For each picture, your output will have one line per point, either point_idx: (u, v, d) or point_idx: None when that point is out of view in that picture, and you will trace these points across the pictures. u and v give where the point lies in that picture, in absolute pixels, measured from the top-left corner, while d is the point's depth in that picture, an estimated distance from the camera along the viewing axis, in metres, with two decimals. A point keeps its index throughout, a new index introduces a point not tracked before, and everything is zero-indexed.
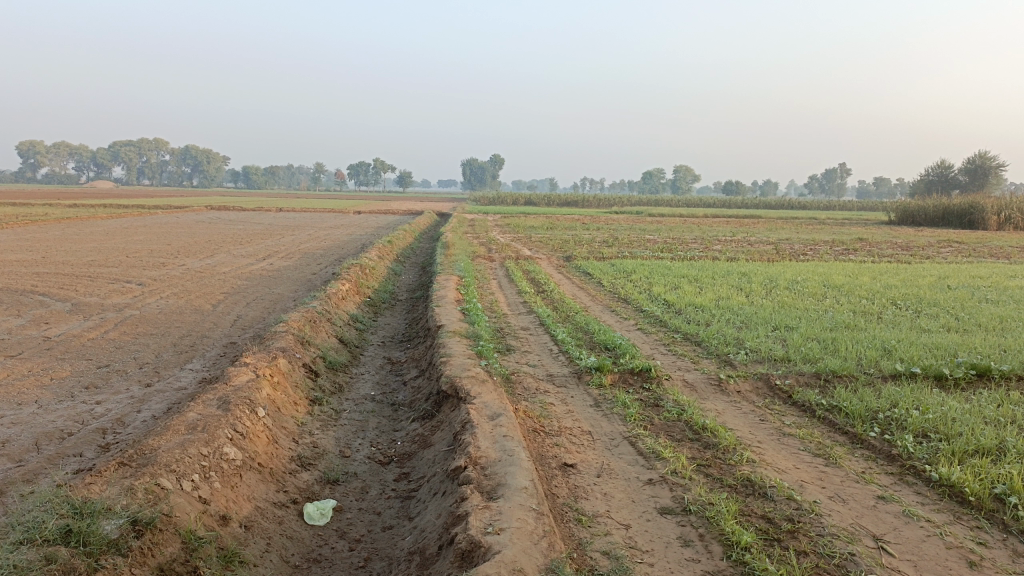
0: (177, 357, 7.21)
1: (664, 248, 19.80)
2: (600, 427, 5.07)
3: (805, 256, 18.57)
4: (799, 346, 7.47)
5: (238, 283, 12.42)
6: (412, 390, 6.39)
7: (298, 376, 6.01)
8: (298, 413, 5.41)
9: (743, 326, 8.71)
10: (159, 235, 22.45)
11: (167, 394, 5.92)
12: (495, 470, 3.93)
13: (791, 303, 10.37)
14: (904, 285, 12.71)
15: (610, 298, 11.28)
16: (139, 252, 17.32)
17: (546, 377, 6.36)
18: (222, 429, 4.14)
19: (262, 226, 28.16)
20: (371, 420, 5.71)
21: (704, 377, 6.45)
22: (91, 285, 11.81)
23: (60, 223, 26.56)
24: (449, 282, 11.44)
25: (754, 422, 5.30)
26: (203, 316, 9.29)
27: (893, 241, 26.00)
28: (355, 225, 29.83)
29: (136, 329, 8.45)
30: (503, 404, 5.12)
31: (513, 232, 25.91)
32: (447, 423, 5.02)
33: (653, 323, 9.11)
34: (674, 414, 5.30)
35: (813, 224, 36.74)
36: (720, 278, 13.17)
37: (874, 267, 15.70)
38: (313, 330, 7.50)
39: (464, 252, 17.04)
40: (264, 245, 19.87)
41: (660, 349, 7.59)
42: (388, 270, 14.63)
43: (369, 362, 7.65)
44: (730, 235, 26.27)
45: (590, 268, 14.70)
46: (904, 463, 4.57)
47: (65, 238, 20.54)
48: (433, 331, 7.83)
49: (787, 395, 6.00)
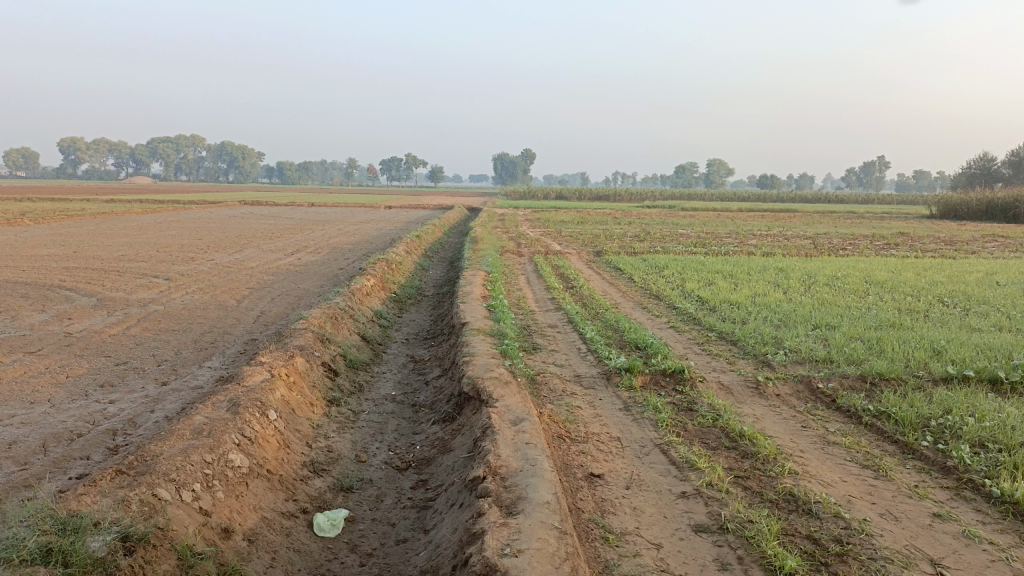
0: (196, 354, 7.05)
1: (697, 243, 19.33)
2: (629, 433, 4.77)
3: (843, 251, 17.98)
4: (842, 346, 7.07)
5: (264, 278, 12.30)
6: (434, 390, 6.14)
7: (316, 376, 5.80)
8: (314, 415, 5.19)
9: (782, 324, 8.33)
10: (190, 230, 22.60)
11: (183, 393, 5.75)
12: (515, 481, 3.66)
13: (832, 300, 9.93)
14: (950, 282, 12.15)
15: (642, 294, 10.94)
16: (168, 246, 17.35)
17: (573, 378, 6.07)
18: (229, 434, 3.93)
19: (293, 221, 28.26)
20: (390, 423, 5.48)
21: (740, 380, 6.11)
22: (118, 280, 11.76)
23: (96, 218, 26.86)
24: (475, 277, 11.18)
25: (795, 429, 4.96)
26: (226, 312, 9.16)
27: (935, 235, 25.20)
28: (385, 220, 29.76)
29: (158, 325, 8.33)
30: (526, 408, 4.85)
31: (543, 226, 25.55)
32: (468, 428, 4.76)
33: (686, 321, 8.76)
34: (709, 419, 4.98)
35: (851, 219, 35.87)
36: (755, 273, 12.75)
37: (917, 263, 15.10)
38: (334, 327, 7.29)
39: (494, 247, 16.80)
40: (293, 240, 19.85)
41: (693, 348, 7.26)
42: (415, 265, 14.42)
43: (392, 360, 7.43)
44: (765, 230, 25.63)
45: (621, 263, 14.35)
46: (961, 477, 4.20)
47: (98, 233, 20.71)
48: (457, 328, 7.58)
49: (830, 399, 5.64)
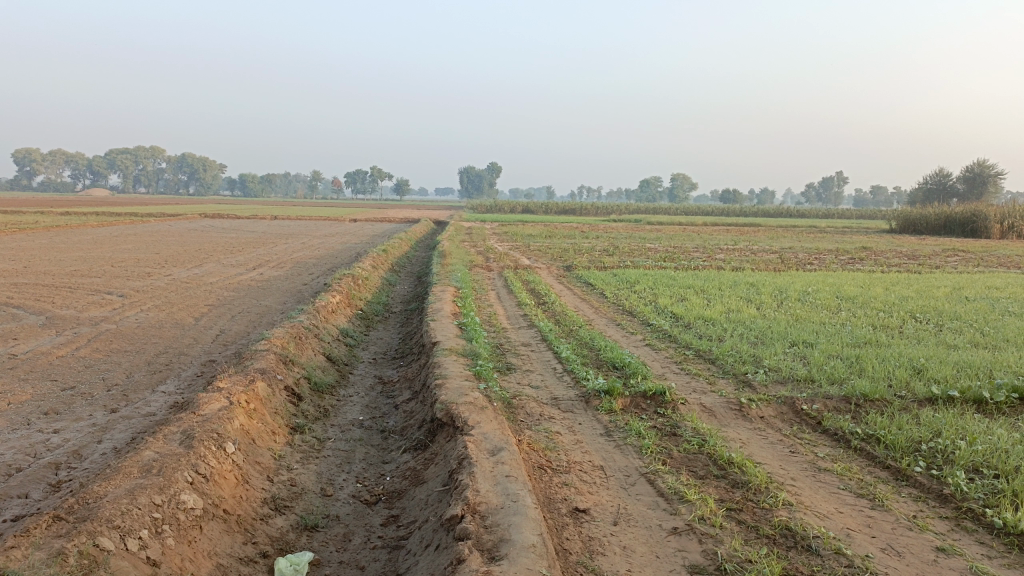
0: (150, 377, 6.64)
1: (666, 258, 19.26)
2: (613, 461, 4.52)
3: (811, 265, 18.04)
4: (822, 365, 6.92)
5: (224, 294, 11.84)
6: (404, 415, 5.84)
7: (278, 401, 5.46)
8: (276, 445, 4.86)
9: (759, 342, 8.17)
10: (147, 243, 21.94)
11: (134, 421, 5.36)
12: (496, 521, 3.39)
13: (806, 316, 9.82)
14: (920, 297, 12.16)
15: (614, 310, 10.74)
16: (125, 261, 16.77)
17: (550, 401, 5.82)
18: (182, 472, 3.59)
19: (255, 234, 27.65)
20: (358, 451, 5.16)
21: (722, 401, 5.90)
22: (70, 297, 11.24)
23: (49, 231, 25.99)
24: (445, 293, 10.88)
25: (783, 455, 4.75)
26: (183, 331, 8.73)
27: (897, 250, 25.54)
28: (351, 234, 29.29)
29: (110, 346, 7.89)
30: (504, 436, 4.57)
31: (511, 241, 25.36)
32: (442, 458, 4.48)
33: (662, 338, 8.56)
34: (695, 445, 4.76)
35: (815, 233, 36.29)
36: (727, 289, 12.64)
37: (884, 278, 15.16)
38: (298, 347, 6.93)
39: (462, 261, 16.52)
40: (255, 254, 19.35)
41: (672, 367, 7.05)
42: (381, 280, 14.07)
43: (359, 382, 7.10)
44: (732, 245, 25.71)
45: (592, 278, 14.16)
46: (959, 505, 4.02)
47: (50, 247, 19.99)
48: (427, 348, 7.28)
49: (816, 422, 5.46)
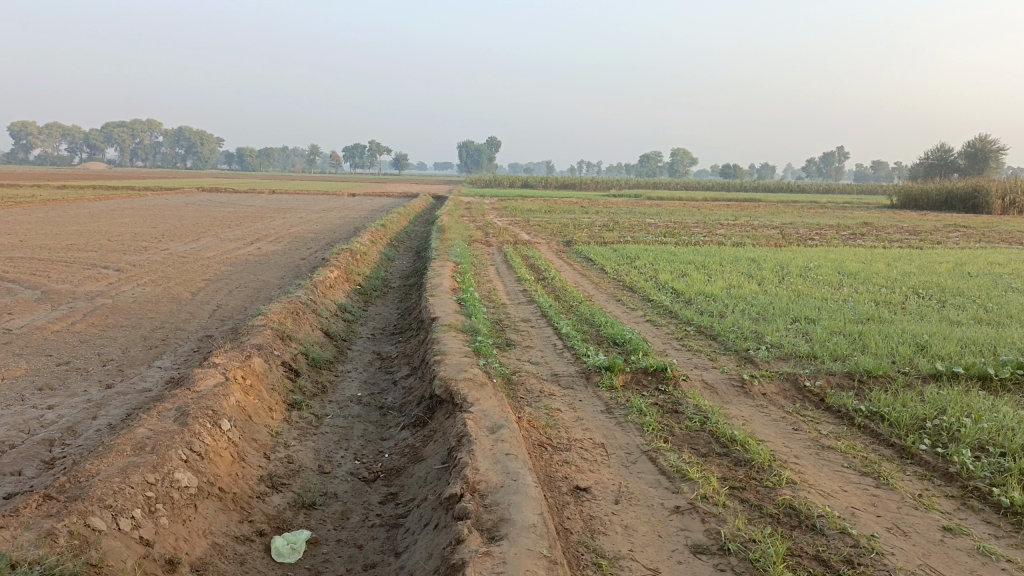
0: (145, 352, 6.57)
1: (666, 233, 19.13)
2: (614, 439, 4.47)
3: (812, 240, 17.94)
4: (825, 341, 6.85)
5: (221, 268, 11.75)
6: (402, 392, 5.78)
7: (275, 378, 5.39)
8: (273, 421, 4.80)
9: (760, 317, 8.10)
10: (144, 217, 21.81)
11: (129, 398, 5.30)
12: (496, 500, 3.33)
13: (808, 292, 9.74)
14: (922, 272, 12.08)
15: (615, 286, 10.66)
16: (121, 235, 16.64)
17: (551, 377, 5.75)
18: (176, 450, 3.53)
19: (253, 208, 27.50)
20: (356, 427, 5.10)
21: (724, 378, 5.83)
22: (66, 271, 11.15)
23: (46, 205, 25.82)
24: (443, 268, 10.78)
25: (787, 433, 4.69)
26: (180, 306, 8.65)
27: (899, 225, 25.46)
28: (349, 208, 29.11)
29: (106, 321, 7.81)
30: (504, 413, 4.50)
31: (510, 215, 25.21)
32: (442, 435, 4.42)
33: (663, 314, 8.49)
34: (697, 422, 4.70)
35: (816, 208, 36.14)
36: (728, 264, 12.56)
37: (886, 254, 15.05)
38: (295, 323, 6.86)
39: (461, 236, 16.42)
40: (253, 228, 19.21)
41: (673, 343, 6.98)
42: (380, 255, 13.96)
43: (357, 358, 7.03)
44: (732, 220, 25.57)
45: (592, 253, 14.07)
46: (965, 484, 3.97)
47: (47, 220, 19.87)
48: (426, 324, 7.21)
49: (819, 398, 5.40)
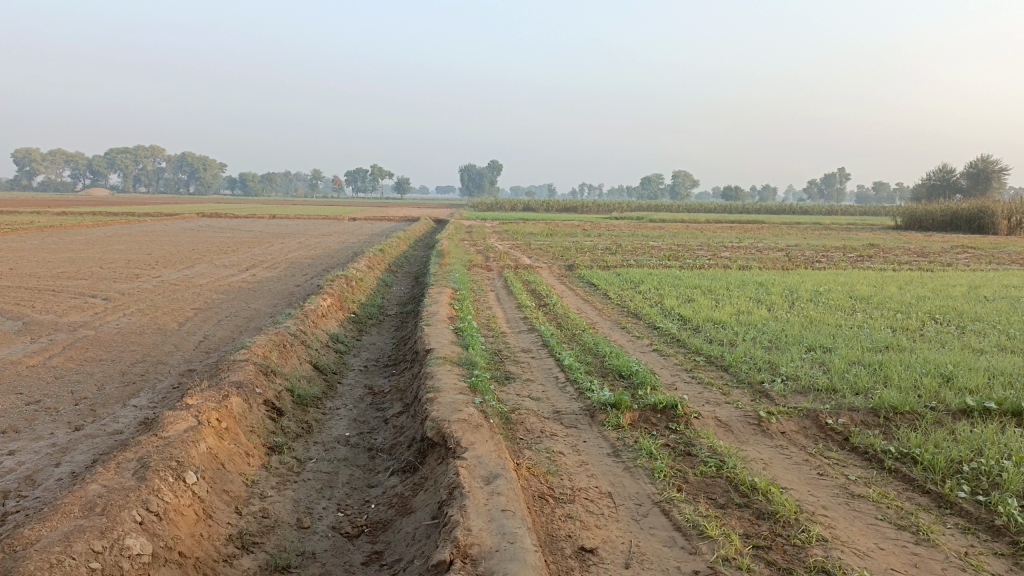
0: (122, 389, 6.17)
1: (670, 256, 18.77)
2: (622, 487, 4.06)
3: (819, 263, 17.53)
4: (844, 373, 6.44)
5: (212, 297, 11.39)
6: (393, 432, 5.38)
7: (254, 419, 4.99)
8: (249, 469, 4.40)
9: (773, 346, 7.70)
10: (140, 244, 21.54)
11: (97, 442, 4.90)
12: (490, 569, 2.93)
13: (820, 318, 9.34)
14: (937, 297, 11.66)
15: (619, 312, 10.28)
16: (114, 262, 16.32)
17: (552, 416, 5.35)
18: (129, 510, 3.13)
19: (252, 234, 27.22)
20: (342, 473, 4.70)
21: (739, 414, 5.42)
22: (51, 301, 10.78)
23: (42, 232, 25.55)
24: (441, 295, 10.40)
25: (811, 479, 4.28)
26: (165, 338, 8.28)
27: (905, 247, 25.13)
28: (349, 233, 28.81)
29: (85, 354, 7.43)
30: (501, 460, 4.10)
31: (511, 239, 24.81)
32: (432, 485, 4.02)
33: (670, 343, 8.09)
34: (713, 467, 4.29)
35: (819, 230, 35.81)
36: (735, 288, 12.17)
37: (897, 276, 14.64)
38: (282, 357, 6.47)
39: (460, 261, 16.07)
40: (250, 254, 18.92)
41: (682, 376, 6.58)
42: (377, 281, 13.60)
43: (347, 393, 6.63)
44: (736, 243, 25.16)
45: (595, 277, 13.70)
46: (1015, 540, 3.56)
47: (40, 248, 19.57)
48: (420, 356, 6.81)
49: (842, 438, 4.99)
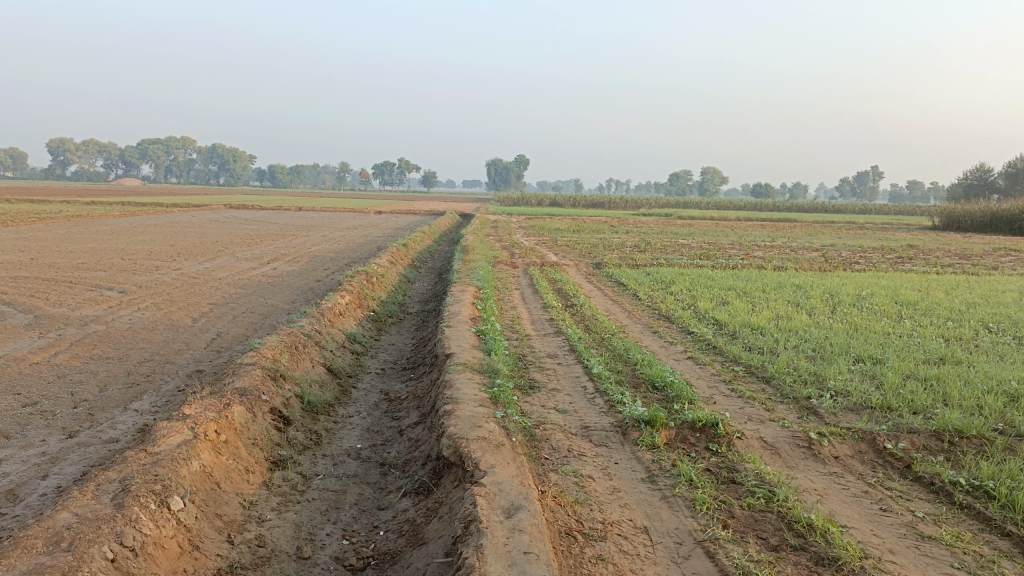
0: (124, 392, 5.83)
1: (701, 255, 18.18)
2: (660, 521, 3.61)
3: (858, 265, 16.84)
4: (898, 388, 5.92)
5: (230, 291, 11.08)
6: (408, 446, 4.98)
7: (258, 430, 4.61)
8: (247, 487, 4.02)
9: (817, 356, 7.18)
10: (165, 235, 21.40)
11: (90, 451, 4.55)
12: None
13: (865, 325, 8.78)
14: (987, 303, 11.01)
15: (649, 315, 9.80)
16: (135, 254, 16.11)
17: (580, 432, 4.91)
18: (99, 547, 2.74)
19: (278, 226, 27.03)
20: (350, 492, 4.30)
21: (785, 435, 4.93)
22: (66, 293, 10.54)
23: (69, 221, 25.52)
24: (464, 294, 9.98)
25: (873, 515, 3.80)
26: (176, 334, 7.97)
27: (945, 248, 24.27)
28: (375, 227, 28.51)
29: (91, 352, 7.12)
30: (524, 487, 3.68)
31: (537, 235, 24.32)
32: (447, 513, 3.62)
33: (705, 350, 7.60)
34: (761, 499, 3.83)
35: (854, 230, 34.85)
36: (771, 291, 11.62)
37: (941, 280, 13.97)
38: (293, 359, 6.09)
39: (485, 257, 15.67)
40: (273, 247, 18.65)
41: (719, 388, 6.10)
42: (399, 277, 13.21)
43: (361, 399, 6.24)
44: (769, 242, 24.40)
45: (623, 277, 13.20)
46: None
47: (65, 237, 19.48)
48: (439, 360, 6.41)
49: (904, 466, 4.49)
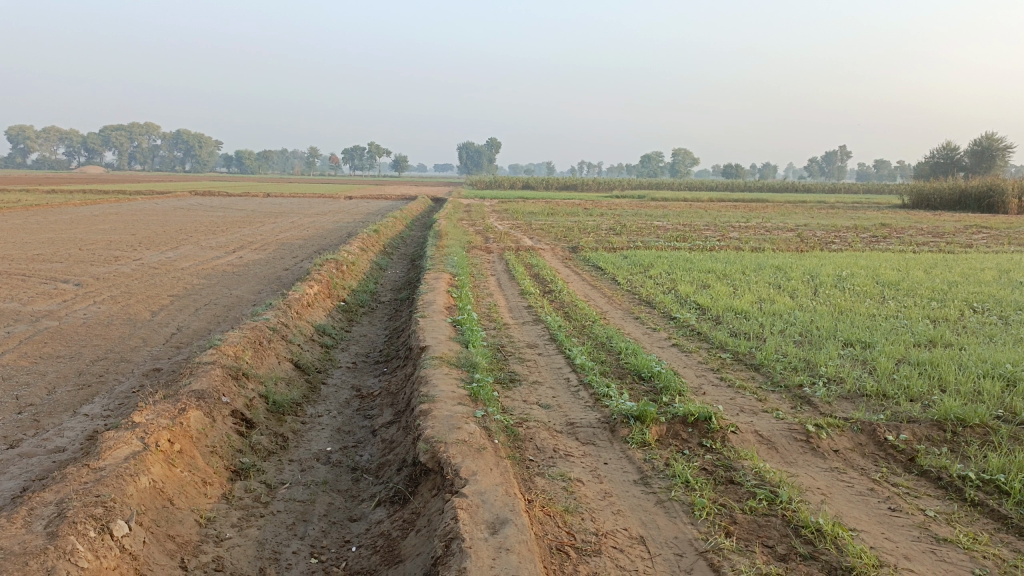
0: (75, 394, 5.41)
1: (677, 237, 17.97)
2: (658, 530, 3.33)
3: (835, 245, 16.72)
4: (892, 374, 5.70)
5: (193, 282, 10.61)
6: (381, 449, 4.64)
7: (217, 437, 4.25)
8: (205, 502, 3.66)
9: (805, 341, 6.95)
10: (127, 224, 20.66)
11: (32, 463, 4.13)
12: None
13: (849, 307, 8.58)
14: (968, 282, 10.89)
15: (630, 300, 9.53)
16: (95, 244, 15.48)
17: (567, 429, 4.60)
18: None
19: (245, 212, 26.30)
20: (319, 502, 3.95)
21: (782, 428, 4.67)
22: (18, 287, 9.99)
23: (27, 211, 24.59)
24: (438, 281, 9.61)
25: (882, 517, 3.55)
26: (134, 330, 7.53)
27: (917, 226, 24.34)
28: (346, 212, 27.92)
29: (41, 351, 6.66)
30: (509, 497, 3.37)
31: (511, 219, 24.00)
32: (425, 528, 3.30)
33: (690, 337, 7.34)
34: (764, 502, 3.55)
35: (826, 209, 34.88)
36: (752, 273, 11.40)
37: (918, 259, 13.88)
38: (257, 356, 5.70)
39: (458, 242, 15.31)
40: (239, 235, 18.08)
41: (709, 377, 5.84)
42: (371, 264, 12.80)
43: (331, 396, 5.87)
44: (743, 222, 24.27)
45: (601, 261, 12.91)
46: None
47: (20, 228, 18.70)
48: (414, 354, 6.07)
49: (908, 460, 4.25)
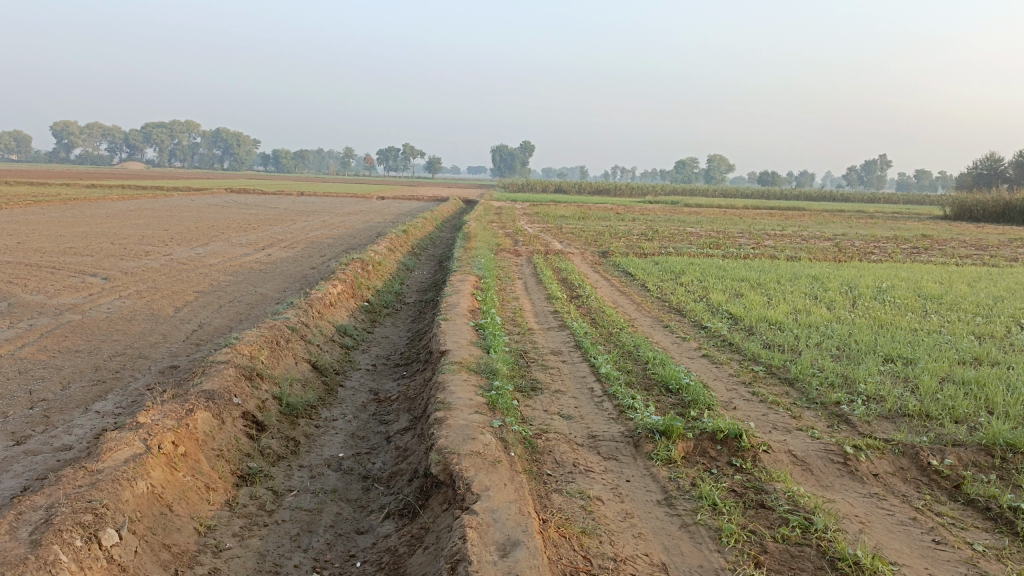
0: (89, 390, 5.32)
1: (710, 244, 17.59)
2: (681, 557, 3.10)
3: (873, 255, 16.22)
4: (936, 394, 5.38)
5: (220, 279, 10.57)
6: (394, 457, 4.46)
7: (224, 441, 4.10)
8: (206, 509, 3.52)
9: (842, 355, 6.64)
10: (160, 219, 20.84)
11: (36, 462, 4.02)
12: None
13: (889, 321, 8.24)
14: (1014, 297, 10.43)
15: (659, 307, 9.27)
16: (127, 238, 15.57)
17: (588, 443, 4.38)
18: None
19: (276, 210, 26.39)
20: (326, 512, 3.79)
21: (817, 448, 4.40)
22: (46, 279, 10.02)
23: (64, 204, 24.94)
24: (464, 284, 9.45)
25: (926, 551, 3.27)
26: (155, 326, 7.46)
27: (959, 238, 23.59)
28: (376, 212, 27.90)
29: (61, 344, 6.61)
30: (523, 516, 3.16)
31: (541, 222, 23.76)
32: (433, 546, 3.12)
33: (720, 347, 7.07)
34: (797, 531, 3.30)
35: (864, 219, 34.01)
36: (786, 283, 11.04)
37: (961, 272, 13.38)
38: (273, 357, 5.57)
39: (486, 244, 15.14)
40: (270, 232, 18.11)
41: (740, 391, 5.57)
42: (398, 265, 12.69)
43: (348, 399, 5.72)
44: (778, 231, 23.78)
45: (631, 267, 12.64)
46: None
47: (56, 221, 18.92)
48: (434, 358, 5.89)
49: (953, 488, 3.96)
